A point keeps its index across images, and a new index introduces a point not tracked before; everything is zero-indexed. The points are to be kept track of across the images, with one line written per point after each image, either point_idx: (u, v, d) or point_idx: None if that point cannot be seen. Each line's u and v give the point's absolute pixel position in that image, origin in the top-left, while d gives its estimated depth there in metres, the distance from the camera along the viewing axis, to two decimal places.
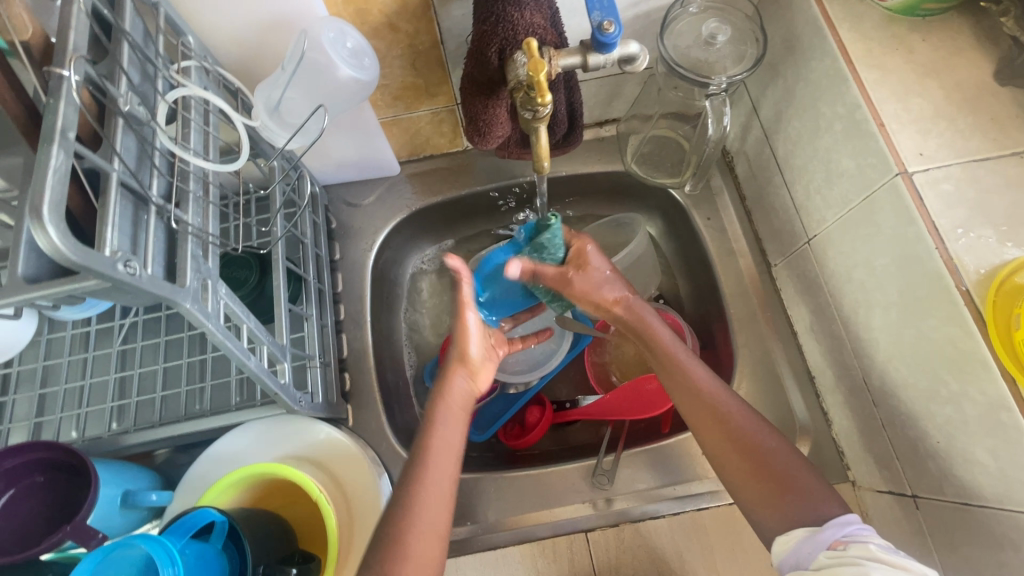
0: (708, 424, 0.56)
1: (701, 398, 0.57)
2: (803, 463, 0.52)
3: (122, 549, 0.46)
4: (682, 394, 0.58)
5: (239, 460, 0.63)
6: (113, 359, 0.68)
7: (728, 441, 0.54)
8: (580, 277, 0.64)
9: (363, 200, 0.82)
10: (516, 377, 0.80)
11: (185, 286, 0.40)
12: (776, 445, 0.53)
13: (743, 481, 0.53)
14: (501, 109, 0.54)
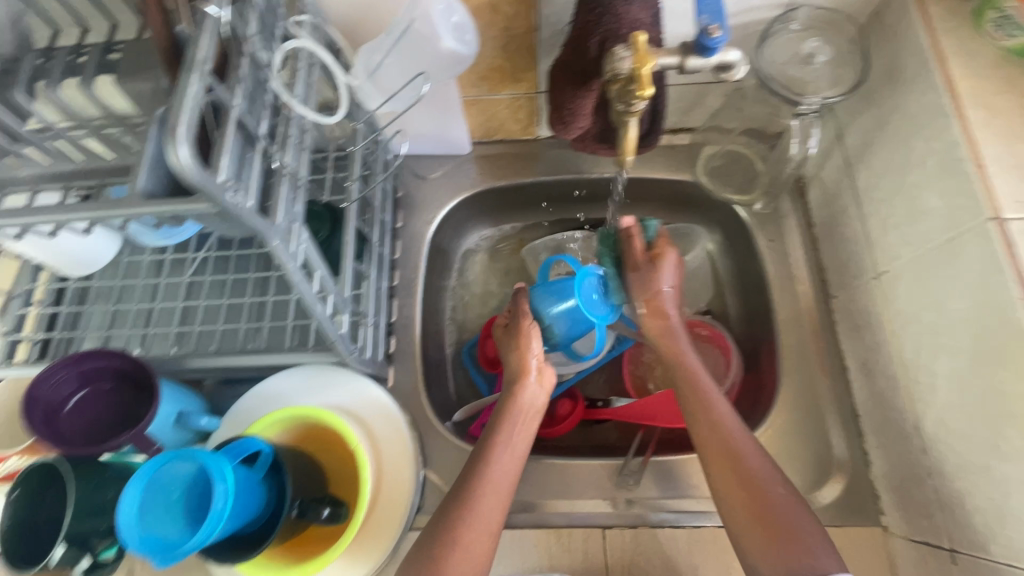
0: (724, 472, 0.55)
1: (721, 446, 0.56)
2: (809, 520, 0.51)
3: (176, 461, 0.49)
4: (708, 443, 0.57)
5: (282, 400, 0.67)
6: (182, 288, 0.72)
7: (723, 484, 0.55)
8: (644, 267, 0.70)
9: (431, 173, 0.85)
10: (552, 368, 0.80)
11: (276, 224, 0.43)
12: (775, 476, 0.54)
13: (744, 518, 0.52)
14: (588, 101, 0.55)
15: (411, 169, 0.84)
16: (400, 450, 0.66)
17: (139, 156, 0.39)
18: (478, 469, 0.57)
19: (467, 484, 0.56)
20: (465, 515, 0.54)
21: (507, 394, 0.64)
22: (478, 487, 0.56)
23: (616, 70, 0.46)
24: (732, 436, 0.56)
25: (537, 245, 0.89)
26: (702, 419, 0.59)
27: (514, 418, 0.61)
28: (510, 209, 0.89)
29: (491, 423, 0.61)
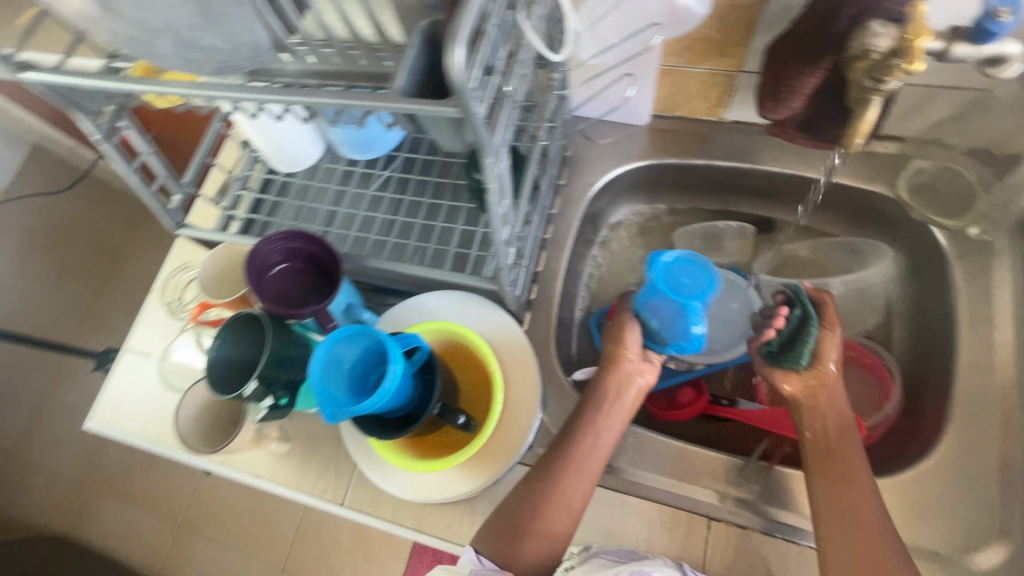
0: (842, 527, 0.55)
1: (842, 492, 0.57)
2: None
3: (343, 345, 0.56)
4: (827, 484, 0.58)
5: (432, 315, 0.73)
6: (366, 199, 0.80)
7: (826, 525, 0.56)
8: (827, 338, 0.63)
9: (602, 139, 0.85)
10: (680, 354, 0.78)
11: (495, 143, 0.47)
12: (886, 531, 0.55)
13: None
14: (813, 79, 0.52)
15: (583, 131, 0.86)
16: (528, 389, 0.69)
17: (404, 60, 0.44)
18: (567, 456, 0.63)
19: (556, 466, 0.62)
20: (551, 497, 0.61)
21: (597, 394, 0.66)
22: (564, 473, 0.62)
23: (867, 45, 0.44)
24: (853, 486, 0.57)
25: (690, 230, 0.86)
26: (828, 460, 0.59)
27: (598, 420, 0.65)
28: (671, 188, 0.88)
29: (578, 416, 0.65)
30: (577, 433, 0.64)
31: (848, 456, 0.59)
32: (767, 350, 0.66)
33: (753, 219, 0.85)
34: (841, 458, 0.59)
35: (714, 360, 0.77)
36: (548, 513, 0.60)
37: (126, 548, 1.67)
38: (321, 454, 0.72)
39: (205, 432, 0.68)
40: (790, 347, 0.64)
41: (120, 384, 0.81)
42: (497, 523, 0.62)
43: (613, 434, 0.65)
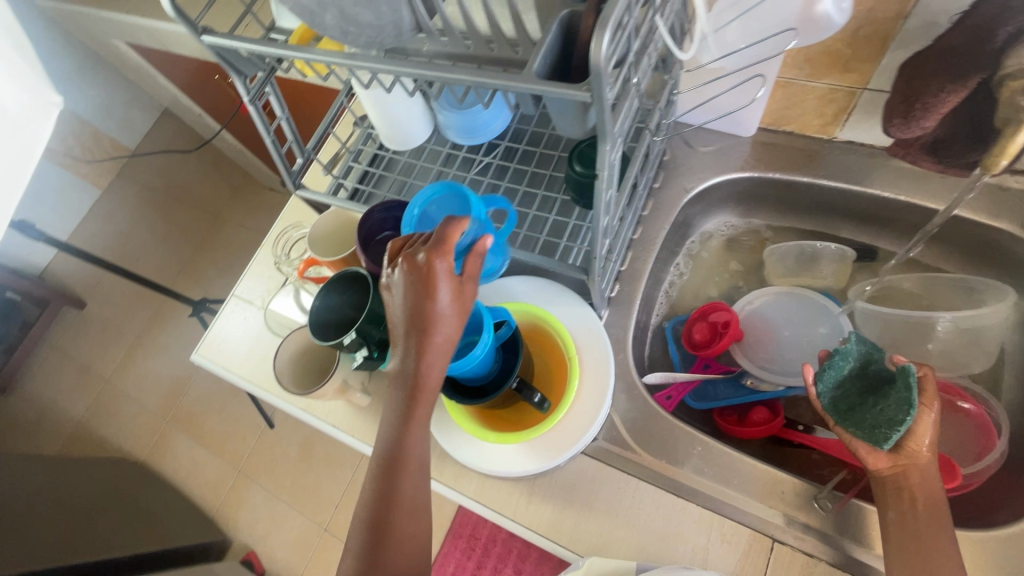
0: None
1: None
2: None
3: None
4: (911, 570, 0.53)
5: (515, 298, 0.75)
6: (467, 181, 0.85)
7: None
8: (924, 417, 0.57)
9: (702, 146, 0.85)
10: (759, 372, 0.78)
11: (615, 131, 0.49)
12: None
13: None
14: (955, 96, 0.56)
15: (683, 136, 0.86)
16: (600, 380, 0.69)
17: (539, 45, 0.47)
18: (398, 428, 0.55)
19: (402, 441, 0.55)
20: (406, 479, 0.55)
21: (411, 355, 0.54)
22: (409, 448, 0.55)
23: None
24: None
25: (784, 250, 0.83)
26: (911, 545, 0.54)
27: (423, 402, 0.54)
28: (769, 204, 0.86)
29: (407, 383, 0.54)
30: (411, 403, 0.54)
31: (937, 530, 0.54)
32: (851, 424, 0.60)
33: (857, 245, 0.82)
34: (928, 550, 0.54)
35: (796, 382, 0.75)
36: (405, 495, 0.55)
37: (194, 484, 1.81)
38: None
39: (296, 375, 0.74)
40: (878, 427, 0.58)
41: (226, 323, 0.90)
42: (360, 504, 0.56)
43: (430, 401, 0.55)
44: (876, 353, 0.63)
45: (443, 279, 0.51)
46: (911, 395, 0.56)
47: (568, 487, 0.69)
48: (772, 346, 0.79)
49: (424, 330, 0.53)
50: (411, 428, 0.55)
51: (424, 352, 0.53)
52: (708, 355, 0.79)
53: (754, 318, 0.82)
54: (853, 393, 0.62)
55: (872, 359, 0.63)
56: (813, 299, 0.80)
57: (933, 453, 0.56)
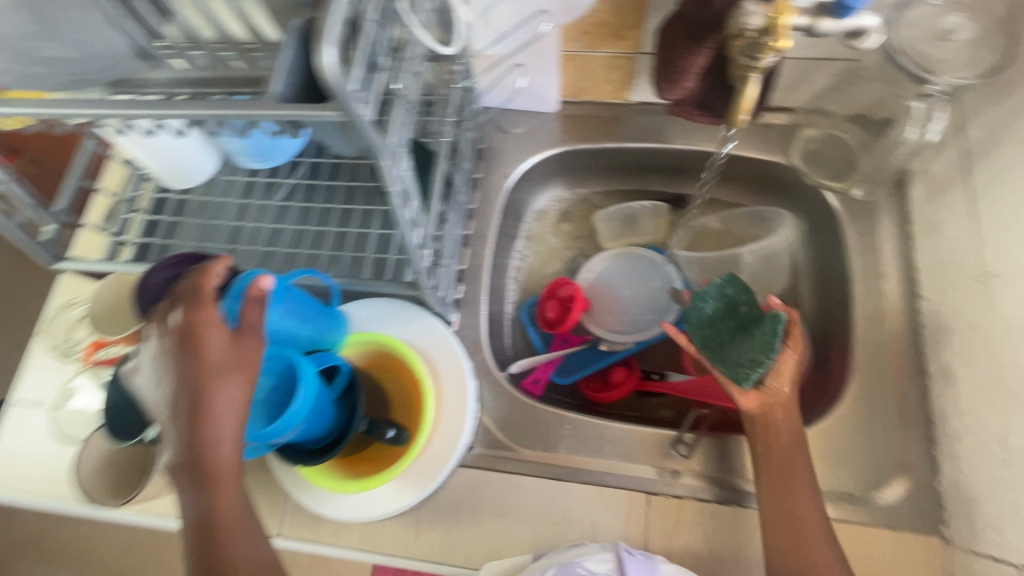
0: (783, 494, 0.58)
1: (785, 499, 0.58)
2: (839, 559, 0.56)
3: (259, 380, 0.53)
4: (776, 489, 0.59)
5: (357, 326, 0.70)
6: (272, 211, 0.75)
7: (769, 531, 0.58)
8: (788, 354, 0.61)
9: (514, 128, 0.84)
10: (612, 336, 0.82)
11: (390, 144, 0.45)
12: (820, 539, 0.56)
13: (783, 537, 0.57)
14: (699, 58, 0.54)
15: (494, 121, 0.84)
16: (460, 389, 0.67)
17: (277, 64, 0.41)
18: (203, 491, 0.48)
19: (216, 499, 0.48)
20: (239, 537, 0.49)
21: (185, 404, 0.47)
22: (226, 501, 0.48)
23: (743, 25, 0.44)
24: (803, 490, 0.58)
25: (610, 217, 0.88)
26: (773, 468, 0.60)
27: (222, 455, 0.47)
28: (588, 173, 0.88)
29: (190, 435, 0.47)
30: (203, 467, 0.47)
31: (791, 446, 0.60)
32: (720, 362, 0.64)
33: (667, 197, 0.87)
34: (787, 468, 0.59)
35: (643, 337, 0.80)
36: (238, 565, 0.48)
37: None
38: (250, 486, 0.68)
39: (108, 483, 0.62)
40: (740, 367, 0.61)
41: (9, 440, 0.73)
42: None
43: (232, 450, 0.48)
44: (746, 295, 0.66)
45: (210, 306, 0.47)
46: (774, 339, 0.59)
47: (454, 505, 0.67)
48: (618, 308, 0.83)
49: (200, 371, 0.46)
50: (217, 491, 0.48)
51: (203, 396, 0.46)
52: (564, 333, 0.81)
53: (597, 286, 0.85)
54: (723, 332, 0.65)
55: (740, 302, 0.66)
56: (640, 254, 0.85)
57: (791, 390, 0.61)
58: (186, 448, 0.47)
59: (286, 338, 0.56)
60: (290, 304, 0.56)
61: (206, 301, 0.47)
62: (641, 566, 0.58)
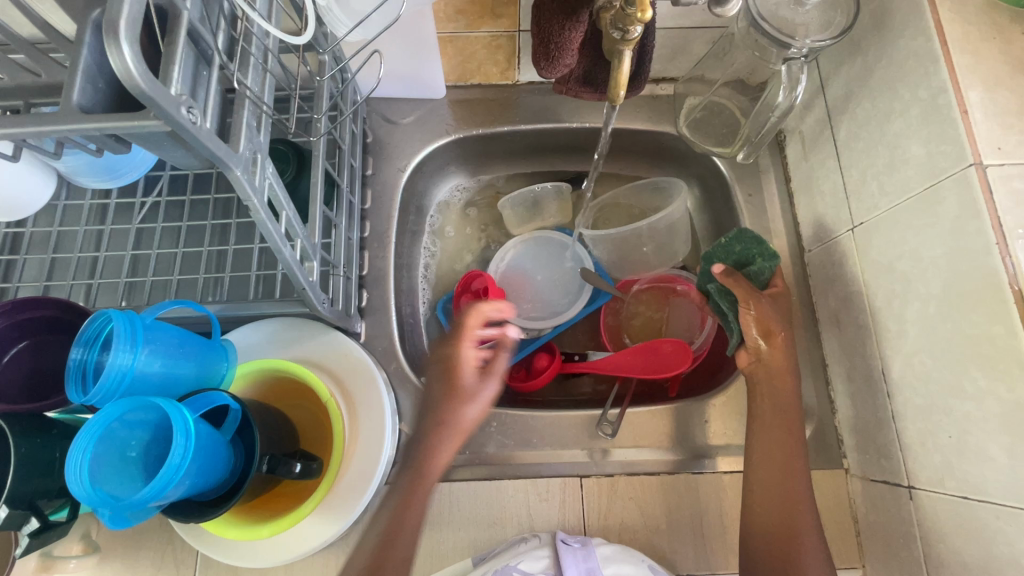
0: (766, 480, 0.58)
1: (776, 487, 0.57)
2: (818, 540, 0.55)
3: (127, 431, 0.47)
4: (768, 467, 0.58)
5: (252, 354, 0.64)
6: (130, 236, 0.66)
7: (763, 508, 0.57)
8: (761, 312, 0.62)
9: (402, 118, 0.79)
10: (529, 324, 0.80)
11: (238, 152, 0.39)
12: (806, 510, 0.56)
13: (770, 524, 0.56)
14: (578, 34, 0.52)
15: (380, 113, 0.79)
16: (375, 405, 0.63)
17: (71, 67, 0.34)
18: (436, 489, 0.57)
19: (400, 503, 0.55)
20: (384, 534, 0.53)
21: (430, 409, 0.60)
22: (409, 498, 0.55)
23: None
24: (792, 477, 0.57)
25: (513, 204, 0.85)
26: (769, 445, 0.59)
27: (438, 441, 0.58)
28: (487, 159, 0.85)
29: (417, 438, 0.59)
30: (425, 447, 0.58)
31: (779, 419, 0.60)
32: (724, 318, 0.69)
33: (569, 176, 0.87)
34: (780, 444, 0.59)
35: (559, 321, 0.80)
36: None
37: None
38: (148, 550, 0.60)
39: None
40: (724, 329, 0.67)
41: None
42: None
43: (450, 445, 0.58)
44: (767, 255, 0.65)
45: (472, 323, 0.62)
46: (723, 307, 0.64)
47: None
48: (532, 295, 0.82)
49: (450, 390, 0.59)
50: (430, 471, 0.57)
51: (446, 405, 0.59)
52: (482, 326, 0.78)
53: (512, 273, 0.83)
54: None
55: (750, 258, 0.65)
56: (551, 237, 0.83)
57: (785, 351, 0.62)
58: (420, 431, 0.59)
59: (162, 381, 0.50)
60: (150, 347, 0.49)
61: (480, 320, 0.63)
62: (578, 556, 0.58)
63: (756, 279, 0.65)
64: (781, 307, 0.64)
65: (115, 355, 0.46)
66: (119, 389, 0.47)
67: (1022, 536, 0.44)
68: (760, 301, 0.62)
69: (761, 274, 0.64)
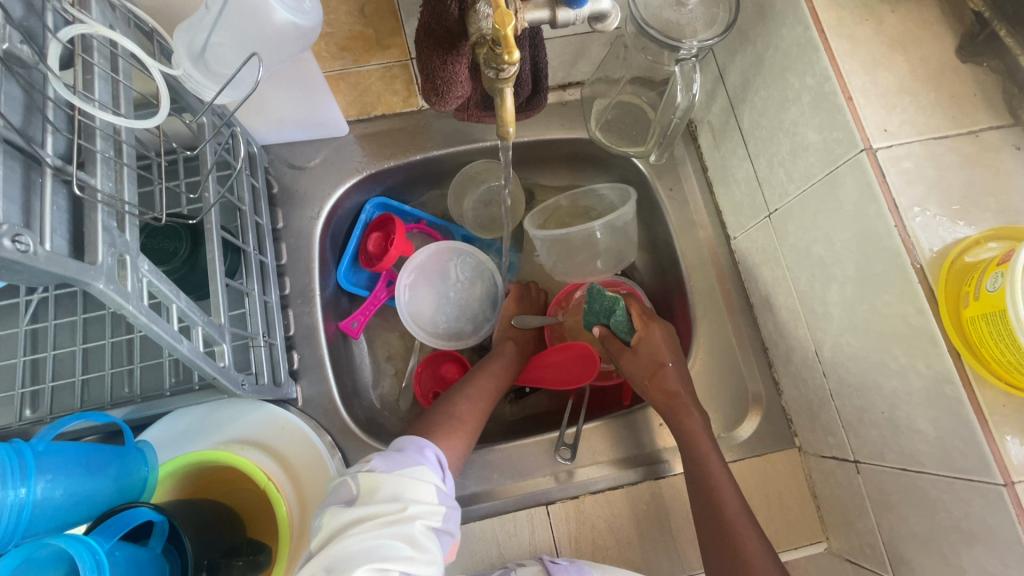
0: (700, 495, 0.58)
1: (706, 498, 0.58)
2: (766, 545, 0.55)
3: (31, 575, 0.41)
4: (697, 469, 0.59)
5: (176, 447, 0.60)
6: (21, 340, 0.59)
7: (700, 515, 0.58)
8: (638, 363, 0.65)
9: (308, 162, 0.75)
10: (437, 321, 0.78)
11: (96, 263, 0.35)
12: (730, 504, 0.56)
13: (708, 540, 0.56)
14: (461, 66, 0.49)
15: (282, 160, 0.74)
16: (323, 480, 0.62)
17: None
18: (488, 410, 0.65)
19: (461, 407, 0.63)
20: (453, 419, 0.61)
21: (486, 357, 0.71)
22: (472, 403, 0.64)
23: (482, 30, 0.41)
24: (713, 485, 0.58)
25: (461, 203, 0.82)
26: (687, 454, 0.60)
27: (505, 356, 0.71)
28: (407, 188, 0.82)
29: (477, 370, 0.68)
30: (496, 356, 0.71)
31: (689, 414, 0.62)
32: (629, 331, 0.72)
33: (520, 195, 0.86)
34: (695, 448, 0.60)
35: (458, 348, 0.78)
36: None
37: None
38: None
39: None
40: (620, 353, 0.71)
41: None
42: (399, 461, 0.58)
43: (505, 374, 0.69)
44: (617, 305, 0.65)
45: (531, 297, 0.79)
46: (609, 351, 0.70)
47: None
48: (440, 288, 0.79)
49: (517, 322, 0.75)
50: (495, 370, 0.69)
51: (506, 347, 0.72)
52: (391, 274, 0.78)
53: (425, 267, 0.78)
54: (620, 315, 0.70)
55: (612, 313, 0.66)
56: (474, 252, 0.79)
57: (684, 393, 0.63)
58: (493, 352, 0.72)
59: (72, 505, 0.46)
60: (47, 476, 0.44)
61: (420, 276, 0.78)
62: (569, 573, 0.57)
63: (622, 333, 0.67)
64: (644, 354, 0.65)
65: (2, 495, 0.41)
66: (17, 530, 0.42)
67: (958, 503, 0.45)
68: (625, 358, 0.66)
69: (621, 326, 0.66)
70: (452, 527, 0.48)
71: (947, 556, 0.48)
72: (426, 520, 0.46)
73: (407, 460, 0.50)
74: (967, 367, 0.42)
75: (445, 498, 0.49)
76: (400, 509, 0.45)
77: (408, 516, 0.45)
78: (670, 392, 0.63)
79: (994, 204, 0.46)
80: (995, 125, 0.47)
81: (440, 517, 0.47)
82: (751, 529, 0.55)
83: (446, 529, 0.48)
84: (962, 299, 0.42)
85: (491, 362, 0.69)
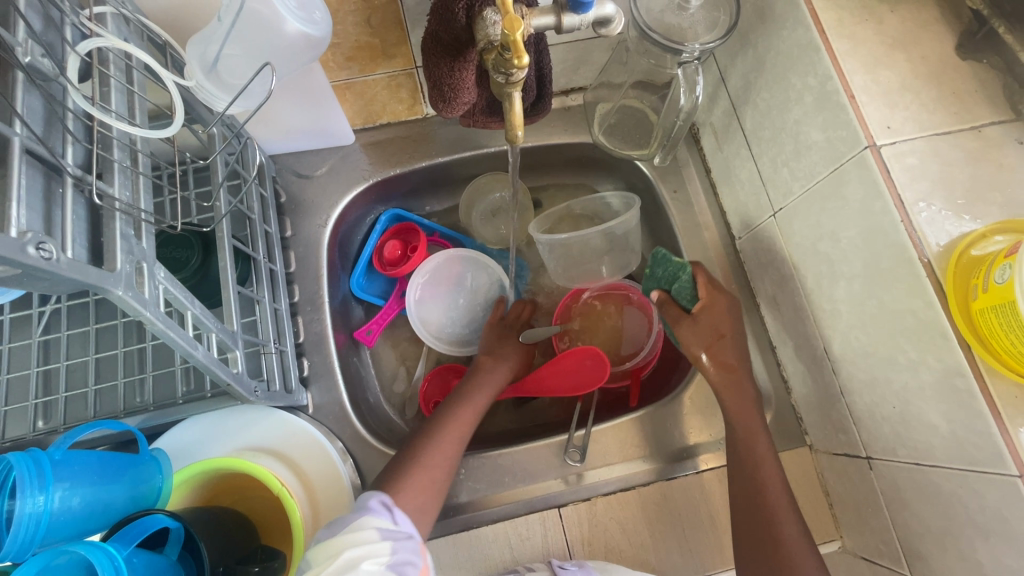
0: (742, 487, 0.58)
1: (750, 487, 0.57)
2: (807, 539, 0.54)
3: None
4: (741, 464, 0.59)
5: (190, 454, 0.60)
6: (34, 352, 0.60)
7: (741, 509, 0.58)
8: (692, 330, 0.64)
9: (315, 171, 0.76)
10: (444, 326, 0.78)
11: (116, 271, 0.36)
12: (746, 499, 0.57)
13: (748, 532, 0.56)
14: (468, 73, 0.50)
15: (290, 169, 0.75)
16: (337, 486, 0.62)
17: None
18: (464, 438, 0.62)
19: (431, 438, 0.60)
20: (419, 455, 0.58)
21: (466, 378, 0.68)
22: (445, 432, 0.61)
23: (489, 36, 0.42)
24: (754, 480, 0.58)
25: (469, 216, 0.83)
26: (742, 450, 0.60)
27: (484, 377, 0.68)
28: (413, 195, 0.83)
29: (454, 396, 0.66)
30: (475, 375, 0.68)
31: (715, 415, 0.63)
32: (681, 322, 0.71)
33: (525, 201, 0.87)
34: (748, 439, 0.59)
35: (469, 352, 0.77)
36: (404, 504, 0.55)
37: None
38: None
39: None
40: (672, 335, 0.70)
41: None
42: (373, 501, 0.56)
43: (484, 396, 0.66)
44: (682, 271, 0.66)
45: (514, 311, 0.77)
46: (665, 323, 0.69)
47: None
48: (449, 292, 0.79)
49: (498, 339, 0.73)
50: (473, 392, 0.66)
51: (485, 367, 0.69)
52: (403, 284, 0.79)
53: (435, 272, 0.78)
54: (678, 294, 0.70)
55: (678, 274, 0.66)
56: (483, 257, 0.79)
57: (740, 369, 0.63)
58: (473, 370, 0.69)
59: (89, 513, 0.46)
60: (65, 484, 0.44)
61: (429, 282, 0.78)
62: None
63: (684, 299, 0.66)
64: (705, 324, 0.64)
65: (21, 504, 0.42)
66: (36, 538, 0.42)
67: (973, 497, 0.45)
68: (684, 325, 0.65)
69: (684, 292, 0.66)
70: (412, 556, 0.47)
71: (964, 551, 0.48)
72: (372, 561, 0.45)
73: (349, 517, 0.49)
74: (977, 360, 0.43)
75: (394, 534, 0.47)
76: (338, 560, 0.44)
77: (349, 564, 0.44)
78: (726, 364, 0.63)
79: (998, 198, 0.46)
80: (997, 120, 0.48)
81: (388, 552, 0.46)
82: (794, 521, 0.55)
83: (404, 561, 0.46)
84: (971, 292, 0.43)
85: (472, 384, 0.67)
